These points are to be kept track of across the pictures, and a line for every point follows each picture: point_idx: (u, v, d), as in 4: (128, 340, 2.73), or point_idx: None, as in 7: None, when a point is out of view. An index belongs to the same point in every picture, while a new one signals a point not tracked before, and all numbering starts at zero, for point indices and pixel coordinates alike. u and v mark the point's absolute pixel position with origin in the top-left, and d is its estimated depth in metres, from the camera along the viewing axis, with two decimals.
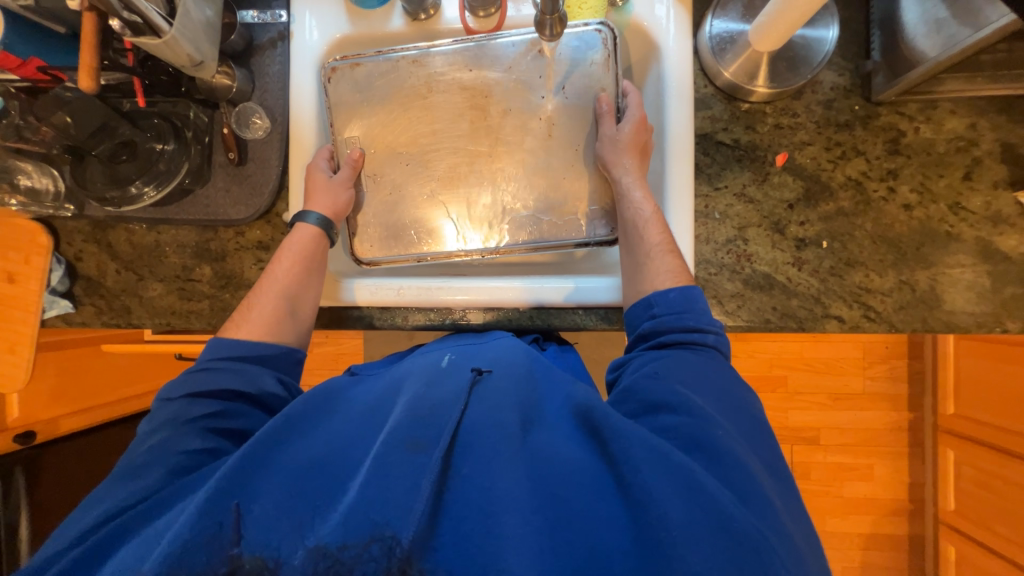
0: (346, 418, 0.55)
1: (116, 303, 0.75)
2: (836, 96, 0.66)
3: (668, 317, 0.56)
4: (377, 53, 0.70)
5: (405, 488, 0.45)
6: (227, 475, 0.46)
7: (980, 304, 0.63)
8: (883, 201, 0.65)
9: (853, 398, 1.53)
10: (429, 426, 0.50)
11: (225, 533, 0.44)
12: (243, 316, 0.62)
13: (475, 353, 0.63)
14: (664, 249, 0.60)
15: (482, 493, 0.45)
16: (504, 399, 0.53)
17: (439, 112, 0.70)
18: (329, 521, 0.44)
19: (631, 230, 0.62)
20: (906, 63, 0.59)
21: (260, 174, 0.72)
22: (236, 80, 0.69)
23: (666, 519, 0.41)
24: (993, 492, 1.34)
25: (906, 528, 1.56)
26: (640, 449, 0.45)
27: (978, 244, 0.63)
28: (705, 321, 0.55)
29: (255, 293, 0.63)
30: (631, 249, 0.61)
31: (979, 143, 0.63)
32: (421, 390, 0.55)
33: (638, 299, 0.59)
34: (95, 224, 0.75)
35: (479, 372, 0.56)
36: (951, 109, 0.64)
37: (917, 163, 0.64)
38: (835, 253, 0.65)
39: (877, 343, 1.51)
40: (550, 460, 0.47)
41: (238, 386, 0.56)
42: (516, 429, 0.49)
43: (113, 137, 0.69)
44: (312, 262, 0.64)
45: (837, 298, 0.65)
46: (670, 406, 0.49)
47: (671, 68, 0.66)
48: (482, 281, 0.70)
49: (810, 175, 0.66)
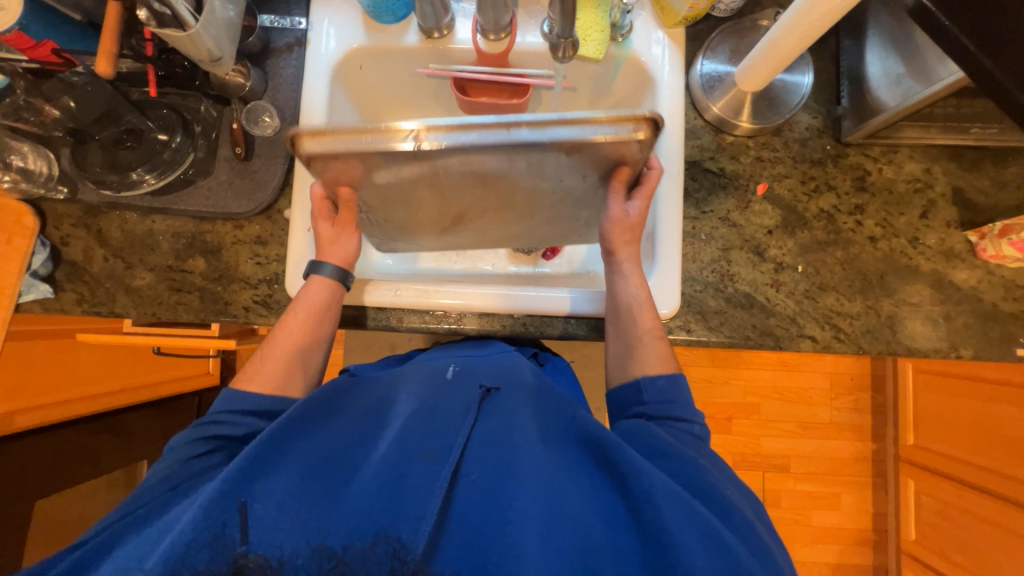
0: (347, 421, 0.58)
1: (100, 290, 0.73)
2: (811, 136, 0.73)
3: (658, 405, 0.58)
4: (356, 132, 0.53)
5: (415, 498, 0.49)
6: (232, 474, 0.48)
7: (935, 331, 0.69)
8: (852, 232, 0.71)
9: (820, 427, 1.60)
10: (441, 436, 0.54)
11: (229, 532, 0.46)
12: (254, 368, 0.62)
13: (479, 364, 0.68)
14: (653, 334, 0.62)
15: (501, 509, 0.49)
16: (513, 416, 0.57)
17: (445, 184, 0.61)
18: (336, 522, 0.48)
19: (620, 315, 0.64)
20: (870, 112, 0.67)
21: (266, 171, 0.73)
22: (250, 79, 0.71)
23: (671, 540, 0.44)
24: (947, 520, 1.36)
25: (871, 558, 1.59)
26: (649, 480, 0.48)
27: (934, 277, 0.70)
28: (688, 410, 0.59)
29: (267, 345, 0.63)
30: (623, 333, 0.63)
31: (933, 186, 0.71)
32: (433, 403, 0.59)
33: (626, 384, 0.61)
34: (87, 209, 0.74)
35: (488, 390, 0.59)
36: (910, 154, 0.71)
37: (881, 200, 0.71)
38: (810, 277, 0.70)
39: (842, 374, 1.60)
40: (561, 482, 0.51)
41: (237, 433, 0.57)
42: (531, 443, 0.54)
43: (118, 123, 0.69)
44: (326, 319, 0.65)
45: (811, 318, 0.70)
46: (669, 452, 0.53)
47: (664, 149, 0.71)
48: (475, 287, 0.72)
49: (787, 205, 0.71)
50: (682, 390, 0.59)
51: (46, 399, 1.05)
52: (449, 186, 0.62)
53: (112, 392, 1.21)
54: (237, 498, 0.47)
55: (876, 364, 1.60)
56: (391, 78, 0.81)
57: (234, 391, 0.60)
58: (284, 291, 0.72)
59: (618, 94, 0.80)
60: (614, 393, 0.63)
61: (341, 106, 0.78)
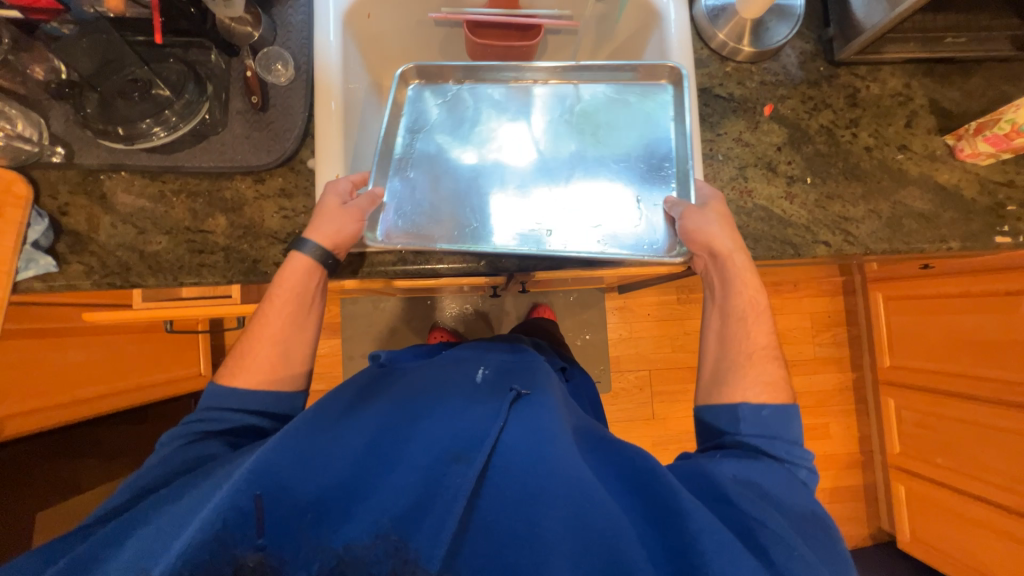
0: (372, 419, 0.61)
1: (111, 260, 0.67)
2: (805, 59, 0.79)
3: (760, 437, 0.61)
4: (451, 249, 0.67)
5: (440, 501, 0.51)
6: (252, 469, 0.49)
7: (900, 245, 0.75)
8: (849, 144, 0.77)
9: (806, 363, 1.72)
10: (472, 441, 0.57)
11: (248, 521, 0.47)
12: (236, 363, 0.64)
13: (506, 372, 0.73)
14: (764, 354, 0.65)
15: (529, 529, 0.50)
16: (541, 420, 0.61)
17: (509, 161, 0.78)
18: (354, 522, 0.50)
19: (732, 325, 0.67)
20: (854, 31, 0.73)
21: (284, 121, 0.70)
22: (260, 26, 0.69)
23: (704, 562, 0.46)
24: (927, 428, 1.49)
25: (861, 478, 1.72)
26: (697, 524, 0.48)
27: (891, 217, 0.76)
28: (793, 446, 0.61)
29: (247, 338, 0.65)
30: (728, 347, 0.67)
31: (913, 99, 0.78)
32: (461, 406, 0.63)
33: (723, 407, 0.64)
34: (85, 173, 0.68)
35: (520, 392, 0.65)
36: (892, 72, 0.79)
37: (871, 114, 0.78)
38: (819, 187, 0.76)
39: (821, 313, 1.72)
40: (591, 495, 0.52)
41: (227, 426, 0.62)
42: (564, 450, 0.56)
43: (121, 73, 0.64)
44: (302, 305, 0.64)
45: (823, 226, 0.75)
46: (728, 495, 0.54)
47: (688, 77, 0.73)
48: (537, 206, 0.75)
49: (791, 123, 0.77)
50: (791, 421, 0.62)
51: (26, 405, 0.94)
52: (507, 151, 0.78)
53: (102, 395, 1.11)
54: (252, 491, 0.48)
55: (849, 300, 1.73)
56: (401, 27, 0.80)
57: (219, 386, 0.63)
58: None
59: (625, 33, 0.84)
60: (702, 412, 0.66)
61: (353, 58, 0.76)
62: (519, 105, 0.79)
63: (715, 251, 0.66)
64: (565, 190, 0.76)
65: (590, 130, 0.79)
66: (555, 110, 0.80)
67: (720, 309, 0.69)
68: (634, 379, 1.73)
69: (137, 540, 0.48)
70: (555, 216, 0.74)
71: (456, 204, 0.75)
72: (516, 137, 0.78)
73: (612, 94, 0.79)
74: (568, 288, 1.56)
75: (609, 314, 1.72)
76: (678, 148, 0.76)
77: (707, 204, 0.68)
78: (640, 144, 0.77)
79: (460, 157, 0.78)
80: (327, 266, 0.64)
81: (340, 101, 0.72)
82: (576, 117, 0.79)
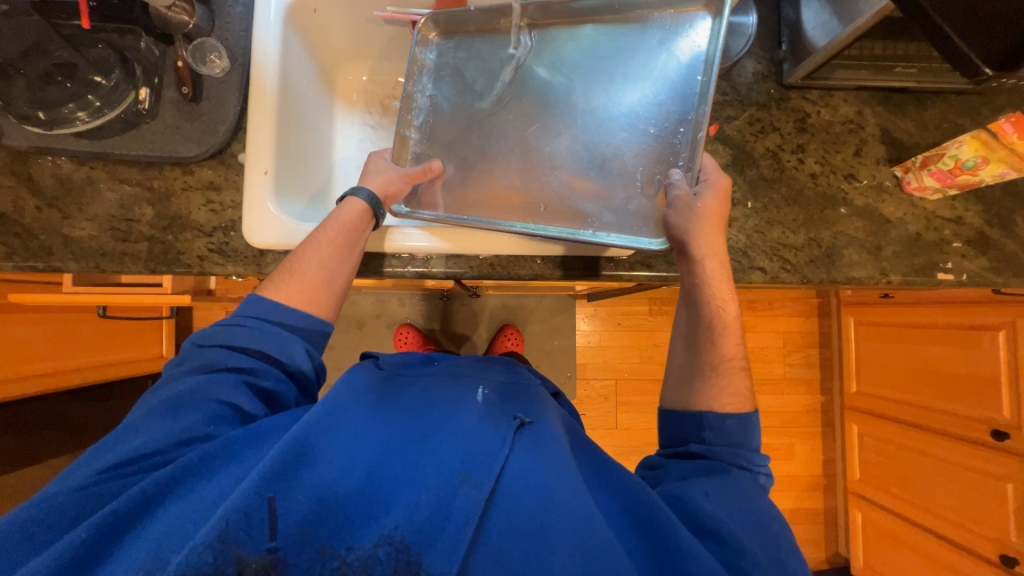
0: (379, 428, 0.58)
1: (33, 243, 0.67)
2: (756, 80, 0.78)
3: (724, 447, 0.59)
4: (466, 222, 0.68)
5: (453, 524, 0.49)
6: (266, 470, 0.47)
7: (869, 261, 0.74)
8: (795, 169, 0.76)
9: (775, 382, 1.67)
10: (480, 464, 0.54)
11: (258, 524, 0.46)
12: (282, 277, 0.61)
13: (508, 399, 0.68)
14: (735, 366, 0.62)
15: (538, 556, 0.48)
16: (546, 453, 0.57)
17: (501, 126, 0.73)
18: (365, 532, 0.49)
19: (701, 331, 0.63)
20: (804, 54, 0.72)
21: (216, 113, 0.70)
22: (195, 17, 0.67)
23: None
24: (888, 457, 1.49)
25: (823, 502, 1.69)
26: (697, 565, 0.47)
27: (864, 243, 0.75)
28: (755, 454, 0.60)
29: (297, 257, 0.62)
30: (699, 351, 0.63)
31: (865, 127, 0.77)
32: (467, 425, 0.60)
33: (689, 415, 0.62)
34: (13, 154, 0.68)
35: (522, 422, 0.61)
36: (844, 98, 0.77)
37: (820, 140, 0.76)
38: (759, 213, 0.75)
39: (795, 333, 1.67)
40: (598, 538, 0.49)
41: (271, 349, 0.58)
42: (571, 484, 0.54)
43: (47, 57, 0.63)
44: (354, 239, 0.64)
45: (760, 252, 0.74)
46: (706, 525, 0.51)
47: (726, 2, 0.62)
48: (535, 168, 0.71)
49: (736, 145, 0.76)
50: (752, 429, 0.61)
51: None
52: (511, 103, 0.73)
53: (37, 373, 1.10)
54: (262, 494, 0.46)
55: (823, 322, 1.68)
56: (347, 22, 0.79)
57: (261, 296, 0.61)
58: (241, 237, 0.69)
59: None
60: (671, 415, 0.63)
61: (296, 53, 0.75)
62: (538, 41, 0.73)
63: (693, 250, 0.61)
64: (575, 141, 0.69)
65: (615, 73, 0.69)
66: (567, 58, 0.72)
67: (690, 320, 0.64)
68: (600, 388, 1.72)
69: (154, 528, 0.47)
70: (551, 184, 0.69)
71: (467, 172, 0.73)
72: (537, 73, 0.73)
73: (640, 33, 0.69)
74: (529, 292, 1.52)
75: (580, 322, 1.72)
76: (702, 82, 0.64)
77: (703, 187, 0.62)
78: (662, 85, 0.66)
79: (472, 108, 0.75)
80: (375, 213, 0.65)
81: (276, 96, 0.71)
82: (590, 63, 0.71)
